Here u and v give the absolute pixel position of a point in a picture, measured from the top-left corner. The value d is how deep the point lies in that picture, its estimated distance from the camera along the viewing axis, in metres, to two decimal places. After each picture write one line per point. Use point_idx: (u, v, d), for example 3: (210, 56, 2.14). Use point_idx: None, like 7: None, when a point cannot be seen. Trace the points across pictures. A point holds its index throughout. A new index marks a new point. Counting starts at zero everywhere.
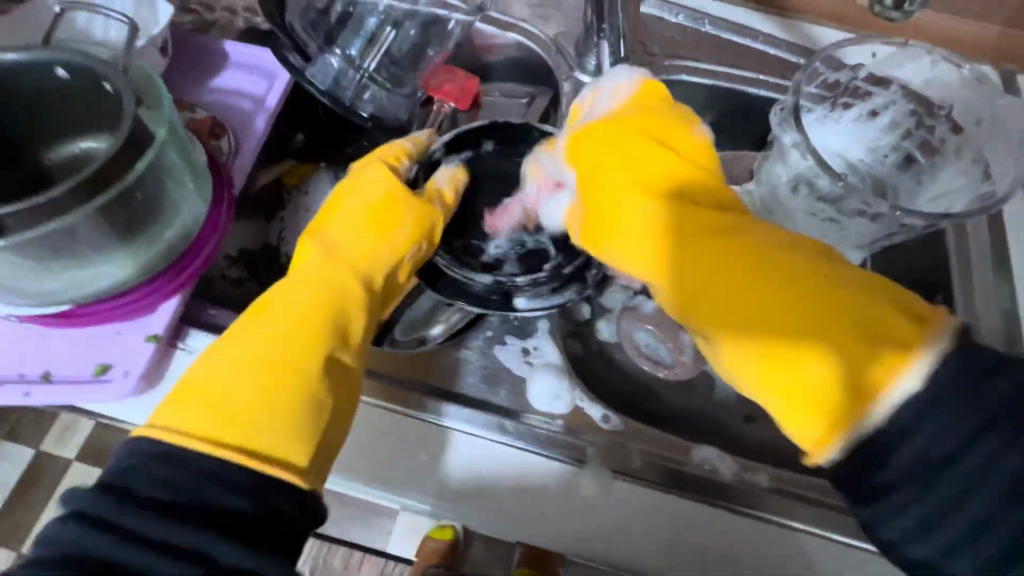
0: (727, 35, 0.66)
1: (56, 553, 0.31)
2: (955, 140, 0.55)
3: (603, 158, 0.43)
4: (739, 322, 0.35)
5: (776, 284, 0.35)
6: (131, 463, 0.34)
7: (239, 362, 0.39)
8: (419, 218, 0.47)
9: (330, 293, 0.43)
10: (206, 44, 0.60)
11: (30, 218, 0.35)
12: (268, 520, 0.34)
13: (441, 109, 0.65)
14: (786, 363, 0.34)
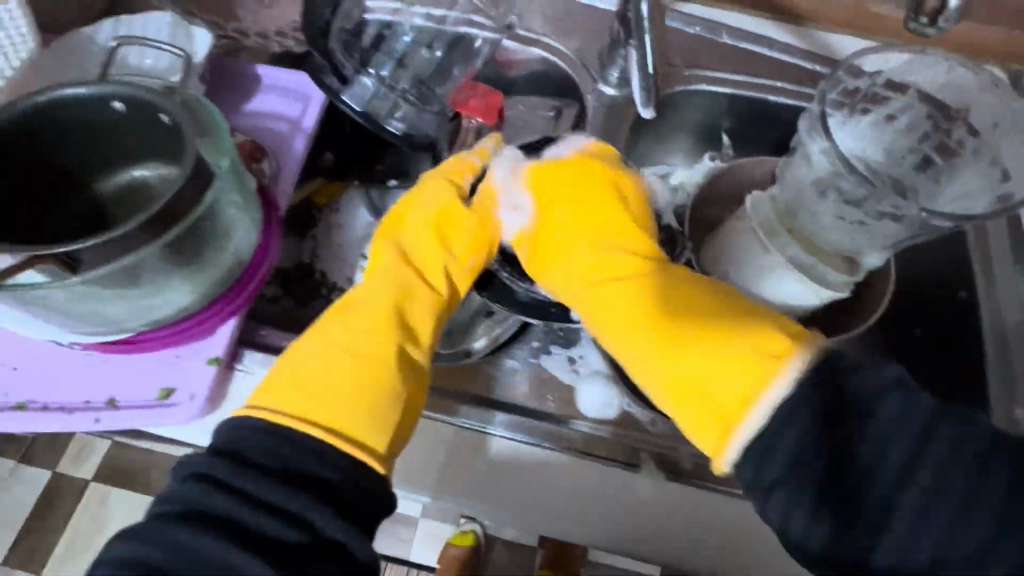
0: (744, 44, 0.68)
1: (176, 505, 0.34)
2: (973, 142, 0.57)
3: (544, 203, 0.49)
4: (650, 345, 0.40)
5: (680, 311, 0.40)
6: (239, 435, 0.37)
7: (325, 351, 0.42)
8: (482, 225, 0.49)
9: (403, 293, 0.45)
10: (238, 68, 0.60)
11: (107, 252, 0.37)
12: (356, 496, 0.37)
13: (468, 125, 0.63)
14: (683, 384, 0.38)
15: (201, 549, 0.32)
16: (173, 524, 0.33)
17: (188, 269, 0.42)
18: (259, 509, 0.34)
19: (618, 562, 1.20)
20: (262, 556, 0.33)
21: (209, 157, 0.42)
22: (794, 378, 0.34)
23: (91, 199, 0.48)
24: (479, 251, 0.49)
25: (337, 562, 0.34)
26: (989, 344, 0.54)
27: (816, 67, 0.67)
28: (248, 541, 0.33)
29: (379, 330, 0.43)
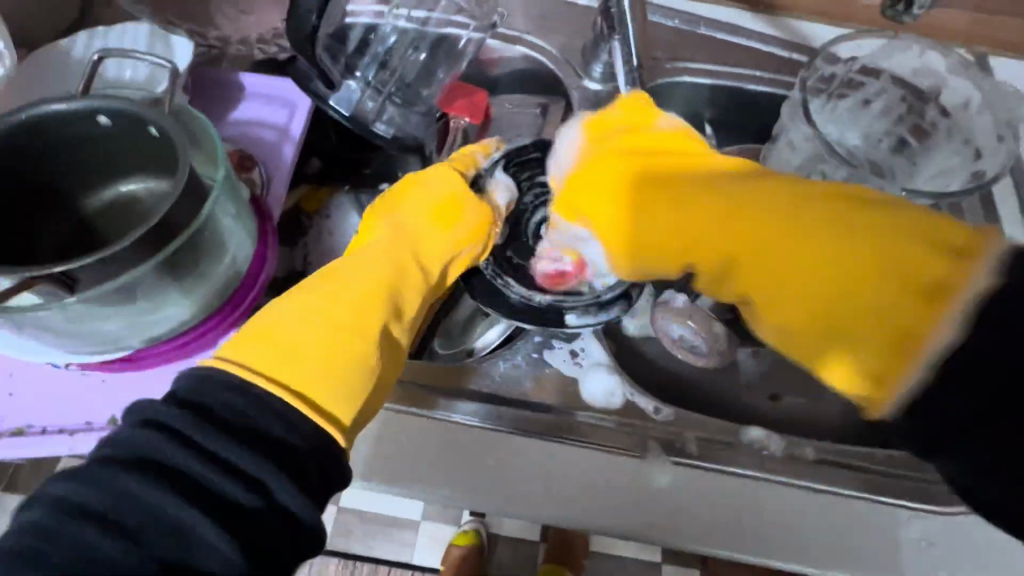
0: (723, 35, 0.69)
1: (129, 453, 0.32)
2: (946, 122, 0.59)
3: (606, 181, 0.47)
4: (823, 285, 0.37)
5: (842, 261, 0.37)
6: (203, 387, 0.35)
7: (305, 320, 0.41)
8: (483, 216, 0.49)
9: (394, 271, 0.45)
10: (220, 77, 0.60)
11: (104, 269, 0.36)
12: (316, 461, 0.35)
13: (456, 126, 0.68)
14: (847, 316, 0.36)
15: (151, 501, 0.30)
16: (122, 470, 0.31)
17: (187, 283, 0.42)
18: (217, 467, 0.32)
19: (621, 551, 1.22)
20: (210, 512, 0.31)
21: (203, 172, 0.44)
22: (982, 280, 0.32)
23: (80, 216, 0.47)
24: (472, 242, 0.49)
25: (286, 530, 0.33)
26: None
27: (793, 55, 0.68)
28: (200, 500, 0.31)
29: (366, 304, 0.43)
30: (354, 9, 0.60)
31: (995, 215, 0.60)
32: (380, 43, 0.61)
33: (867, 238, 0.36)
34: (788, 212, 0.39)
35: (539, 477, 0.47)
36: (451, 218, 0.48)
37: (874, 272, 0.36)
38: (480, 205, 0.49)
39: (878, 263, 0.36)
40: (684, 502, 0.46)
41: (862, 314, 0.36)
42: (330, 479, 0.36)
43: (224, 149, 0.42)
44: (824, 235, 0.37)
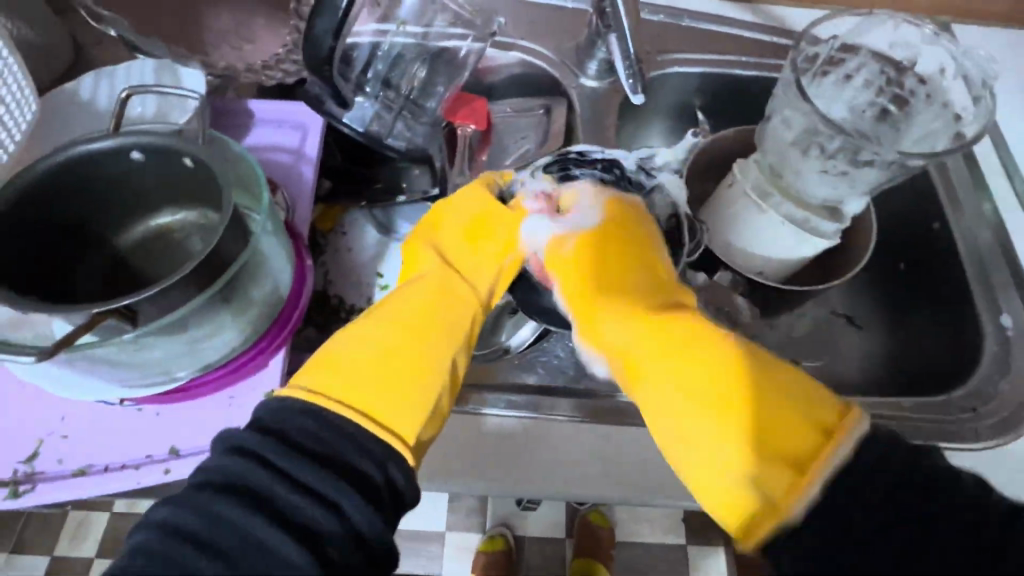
0: (706, 25, 0.72)
1: (219, 478, 0.33)
2: (923, 90, 0.63)
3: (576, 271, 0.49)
4: (712, 409, 0.39)
5: (741, 400, 0.39)
6: (283, 415, 0.37)
7: (368, 342, 0.43)
8: (515, 221, 0.52)
9: (443, 293, 0.47)
10: (229, 106, 0.61)
11: (163, 302, 0.37)
12: (386, 488, 0.36)
13: (463, 134, 0.68)
14: (713, 443, 0.39)
15: (241, 523, 0.31)
16: (214, 493, 0.32)
17: (238, 307, 0.43)
18: (299, 490, 0.33)
19: (646, 538, 1.24)
20: (296, 539, 0.32)
21: (238, 200, 0.46)
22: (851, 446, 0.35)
23: (118, 252, 0.47)
24: (515, 249, 0.51)
25: (358, 551, 0.33)
26: (971, 264, 0.60)
27: (775, 39, 0.72)
28: (285, 522, 0.32)
29: (421, 318, 0.45)
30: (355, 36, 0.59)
31: (978, 171, 0.64)
32: (381, 61, 0.62)
33: (761, 390, 0.39)
34: (710, 343, 0.42)
35: (590, 461, 0.48)
36: (485, 236, 0.50)
37: (763, 415, 0.38)
38: (512, 213, 0.52)
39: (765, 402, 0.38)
40: None
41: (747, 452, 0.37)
42: (395, 493, 0.37)
43: (264, 178, 0.44)
44: (738, 372, 0.40)
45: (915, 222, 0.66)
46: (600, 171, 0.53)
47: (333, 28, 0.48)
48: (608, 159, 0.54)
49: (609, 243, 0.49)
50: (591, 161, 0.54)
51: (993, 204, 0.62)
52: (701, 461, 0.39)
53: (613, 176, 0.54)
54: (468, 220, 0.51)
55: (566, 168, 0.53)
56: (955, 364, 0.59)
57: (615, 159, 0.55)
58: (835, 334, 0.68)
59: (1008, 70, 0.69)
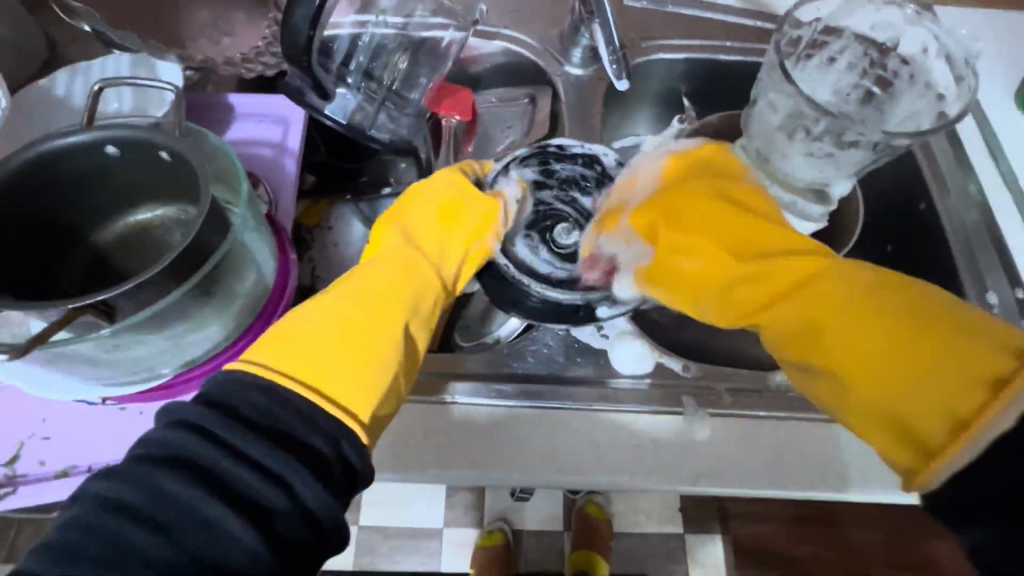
0: (690, 11, 0.72)
1: (161, 451, 0.32)
2: (906, 71, 0.64)
3: (687, 223, 0.50)
4: (882, 369, 0.38)
5: (907, 342, 0.38)
6: (230, 389, 0.35)
7: (321, 318, 0.41)
8: (489, 211, 0.50)
9: (408, 274, 0.46)
10: (208, 100, 0.59)
11: (140, 297, 0.36)
12: (337, 463, 0.35)
13: (448, 125, 0.68)
14: (889, 382, 0.38)
15: (187, 498, 0.31)
16: (158, 470, 0.31)
17: (219, 302, 0.42)
18: (246, 465, 0.32)
19: (644, 528, 1.24)
20: (240, 514, 0.31)
21: (216, 192, 0.45)
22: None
23: (97, 250, 0.46)
24: (484, 236, 0.50)
25: (309, 528, 0.33)
26: (956, 243, 0.60)
27: (758, 23, 0.72)
28: (228, 497, 0.31)
29: (379, 302, 0.44)
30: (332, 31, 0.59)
31: (962, 151, 0.64)
32: (360, 53, 0.61)
33: (930, 333, 0.37)
34: (868, 287, 0.41)
35: (580, 448, 0.48)
36: (456, 219, 0.49)
37: (934, 353, 0.37)
38: (485, 201, 0.50)
39: (937, 345, 0.37)
40: (725, 449, 0.48)
41: (925, 391, 0.36)
42: (349, 471, 0.36)
43: (243, 170, 0.43)
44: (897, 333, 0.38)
45: (902, 202, 0.66)
46: (580, 166, 0.54)
47: (311, 16, 0.47)
48: (590, 153, 0.54)
49: (715, 210, 0.50)
50: (572, 155, 0.54)
51: (977, 183, 0.62)
52: (857, 406, 0.39)
53: (593, 171, 0.54)
54: (437, 202, 0.50)
55: (546, 160, 0.53)
56: None
57: (598, 154, 0.54)
58: None
59: (990, 49, 0.69)
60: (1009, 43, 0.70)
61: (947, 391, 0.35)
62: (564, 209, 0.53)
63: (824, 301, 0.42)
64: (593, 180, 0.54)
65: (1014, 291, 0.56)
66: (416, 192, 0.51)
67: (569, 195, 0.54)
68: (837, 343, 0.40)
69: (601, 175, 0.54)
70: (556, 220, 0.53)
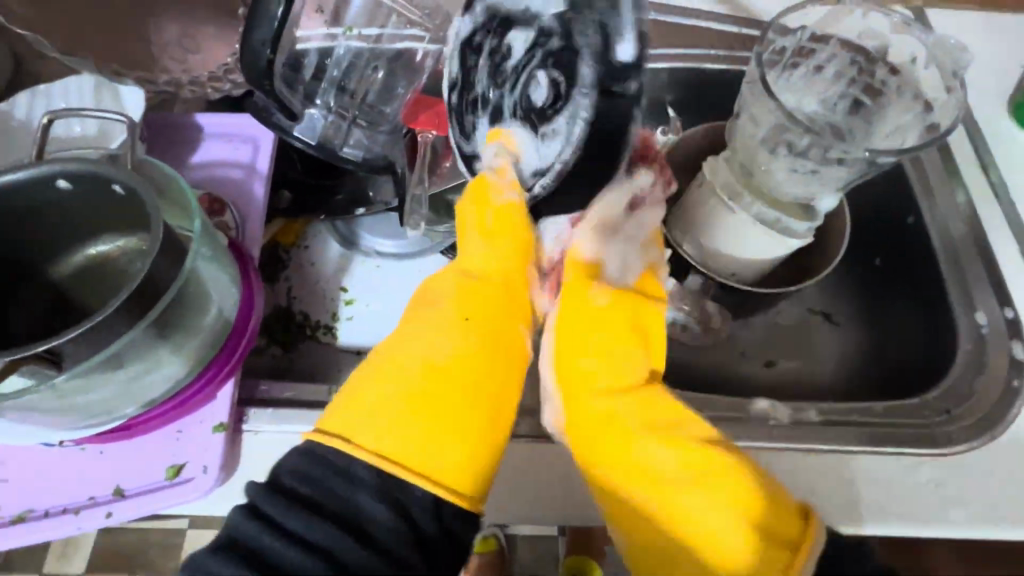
0: (673, 18, 0.70)
1: (225, 536, 0.34)
2: (895, 80, 0.62)
3: (583, 332, 0.47)
4: (689, 509, 0.40)
5: (695, 536, 0.39)
6: (289, 461, 0.37)
7: (372, 368, 0.43)
8: (480, 184, 0.47)
9: (434, 293, 0.47)
10: (177, 121, 0.58)
11: (90, 342, 0.35)
12: (393, 526, 0.35)
13: (425, 142, 0.61)
14: (670, 561, 0.41)
15: None
16: (220, 556, 0.33)
17: (179, 339, 0.41)
18: (296, 545, 0.33)
19: None
20: None
21: (176, 225, 0.44)
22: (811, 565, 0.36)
23: (57, 283, 0.45)
24: (493, 206, 0.47)
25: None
26: (942, 259, 0.58)
27: (744, 30, 0.70)
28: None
29: (422, 319, 0.46)
30: (304, 35, 0.59)
31: (952, 161, 0.62)
32: (338, 68, 0.61)
33: (711, 534, 0.39)
34: (687, 472, 0.41)
35: None
36: (463, 224, 0.49)
37: (712, 542, 0.39)
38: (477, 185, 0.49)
39: (712, 539, 0.38)
40: None
41: (698, 573, 0.39)
42: (411, 526, 0.36)
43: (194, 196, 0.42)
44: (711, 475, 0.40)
45: (890, 215, 0.65)
46: (475, 60, 0.45)
47: (271, 37, 0.45)
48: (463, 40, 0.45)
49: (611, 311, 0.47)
50: (466, 75, 0.46)
51: (967, 194, 0.60)
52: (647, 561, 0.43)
53: (490, 42, 0.44)
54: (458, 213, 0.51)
55: (461, 110, 0.47)
56: (928, 360, 0.58)
57: (470, 27, 0.45)
58: (812, 332, 0.67)
59: (981, 55, 0.67)
60: (1001, 49, 0.68)
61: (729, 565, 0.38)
62: (511, 88, 0.43)
63: (643, 479, 0.42)
64: (495, 41, 0.43)
65: (1002, 310, 0.54)
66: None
67: (502, 78, 0.44)
68: (643, 510, 0.42)
69: (493, 34, 0.43)
70: (525, 92, 0.43)
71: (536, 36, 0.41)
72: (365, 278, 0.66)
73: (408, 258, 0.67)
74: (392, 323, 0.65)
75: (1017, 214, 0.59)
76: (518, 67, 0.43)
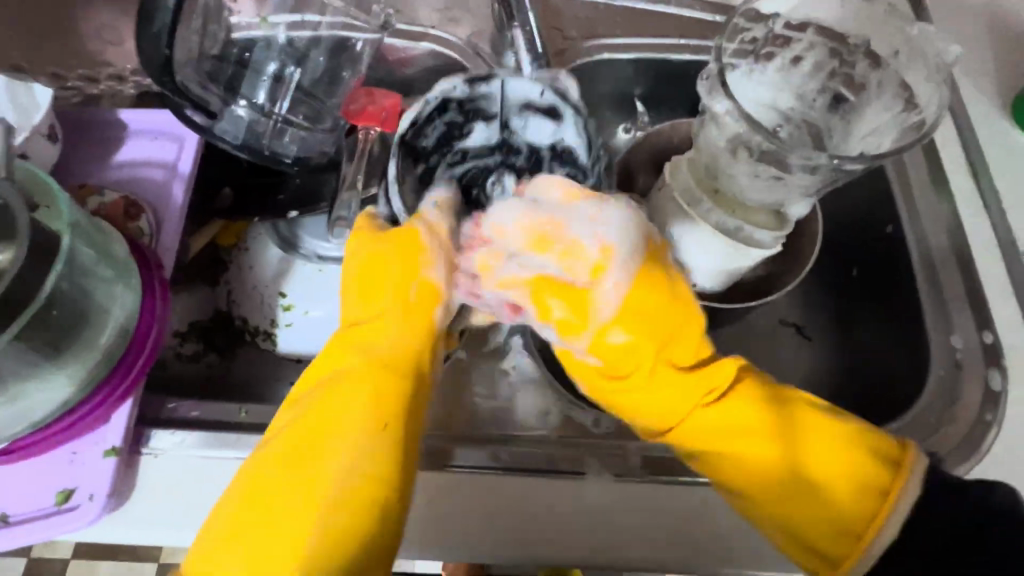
0: (641, 5, 0.65)
1: None
2: (875, 76, 0.56)
3: (637, 325, 0.41)
4: (794, 472, 0.38)
5: (797, 466, 0.38)
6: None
7: (258, 479, 0.37)
8: (405, 241, 0.42)
9: (333, 377, 0.40)
10: (99, 116, 0.55)
11: None
12: None
13: (368, 137, 0.59)
14: (792, 508, 0.38)
15: None
16: None
17: (63, 356, 0.39)
18: None
19: None
20: None
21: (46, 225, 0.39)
22: (918, 477, 0.36)
23: None
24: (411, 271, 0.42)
25: None
26: (920, 274, 0.53)
27: (716, 17, 0.65)
28: None
29: (328, 414, 0.39)
30: (237, 20, 0.57)
31: (939, 165, 0.56)
32: (264, 64, 0.58)
33: (812, 460, 0.38)
34: (760, 417, 0.40)
35: (475, 516, 0.43)
36: (367, 282, 0.43)
37: (822, 458, 0.38)
38: (396, 236, 0.43)
39: (828, 445, 0.38)
40: (630, 522, 0.43)
41: (823, 513, 0.37)
42: None
43: (65, 197, 0.39)
44: (769, 442, 0.39)
45: (868, 224, 0.59)
46: (432, 125, 0.51)
47: (167, 32, 0.41)
48: (429, 105, 0.50)
49: (640, 308, 0.41)
50: (422, 128, 0.51)
51: (951, 203, 0.55)
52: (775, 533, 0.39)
53: (451, 117, 0.52)
54: (351, 269, 0.44)
55: (414, 154, 0.52)
56: (902, 385, 0.53)
57: (444, 93, 0.50)
58: (782, 346, 0.62)
59: (975, 47, 0.61)
60: (1000, 41, 0.62)
61: (842, 498, 0.37)
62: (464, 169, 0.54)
63: (729, 438, 0.40)
64: (458, 119, 0.52)
65: (981, 335, 0.49)
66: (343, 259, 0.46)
67: (454, 151, 0.54)
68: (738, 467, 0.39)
69: (456, 115, 0.52)
70: (483, 178, 0.54)
71: (497, 143, 0.54)
72: (305, 282, 0.63)
73: None
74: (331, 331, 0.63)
75: (1005, 225, 0.53)
76: (465, 152, 0.54)
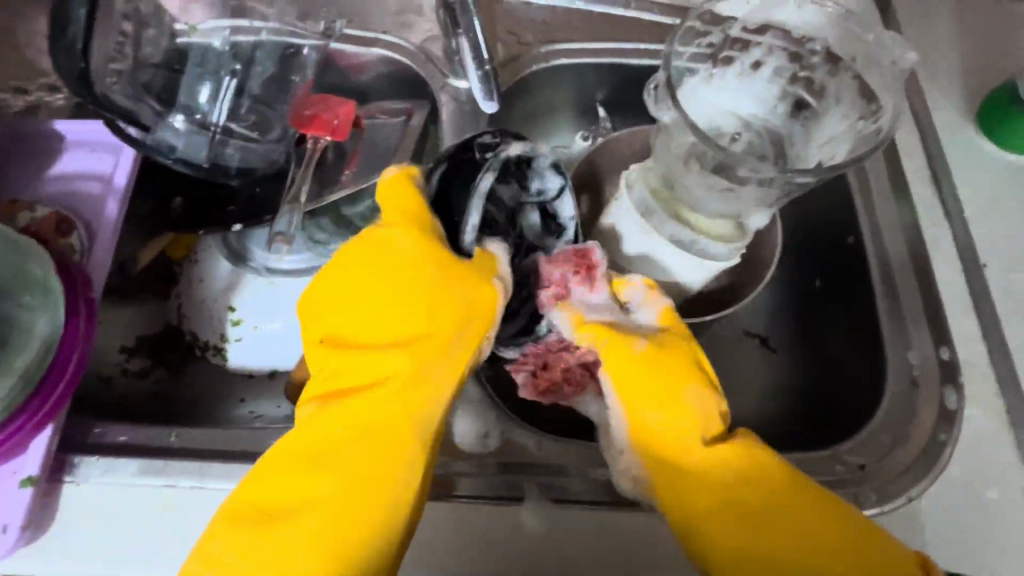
0: (598, 9, 0.63)
1: None
2: (833, 82, 0.55)
3: (696, 368, 0.43)
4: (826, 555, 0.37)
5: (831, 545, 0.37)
6: None
7: (277, 535, 0.36)
8: (468, 296, 0.42)
9: (355, 434, 0.40)
10: (33, 128, 0.53)
11: None
12: None
13: (317, 146, 0.58)
14: None
15: None
16: None
17: None
18: None
19: None
20: None
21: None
22: None
23: None
24: (460, 335, 0.42)
25: None
26: (878, 287, 0.52)
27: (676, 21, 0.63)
28: None
29: (384, 439, 0.39)
30: (181, 27, 0.56)
31: (900, 173, 0.55)
32: (200, 77, 0.56)
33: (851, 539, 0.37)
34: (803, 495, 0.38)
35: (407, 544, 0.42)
36: (409, 320, 0.42)
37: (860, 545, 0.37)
38: (465, 280, 0.42)
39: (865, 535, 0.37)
40: (569, 551, 0.41)
41: None
42: None
43: None
44: (788, 486, 0.39)
45: (830, 233, 0.58)
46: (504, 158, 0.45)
47: (81, 44, 0.40)
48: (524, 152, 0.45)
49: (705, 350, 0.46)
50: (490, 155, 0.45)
51: (912, 213, 0.53)
52: None
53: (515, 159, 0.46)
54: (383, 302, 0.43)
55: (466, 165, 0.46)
56: (859, 401, 0.51)
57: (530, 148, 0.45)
58: (746, 359, 0.60)
59: (939, 51, 0.60)
60: (966, 45, 0.60)
61: None
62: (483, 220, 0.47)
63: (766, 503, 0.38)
64: (512, 173, 0.47)
65: (938, 350, 0.48)
66: (377, 265, 0.44)
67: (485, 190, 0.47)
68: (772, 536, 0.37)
69: (515, 167, 0.46)
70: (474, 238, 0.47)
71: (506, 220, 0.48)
72: (253, 297, 0.62)
73: (301, 275, 0.62)
74: (282, 346, 0.61)
75: (967, 236, 0.52)
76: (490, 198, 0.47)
